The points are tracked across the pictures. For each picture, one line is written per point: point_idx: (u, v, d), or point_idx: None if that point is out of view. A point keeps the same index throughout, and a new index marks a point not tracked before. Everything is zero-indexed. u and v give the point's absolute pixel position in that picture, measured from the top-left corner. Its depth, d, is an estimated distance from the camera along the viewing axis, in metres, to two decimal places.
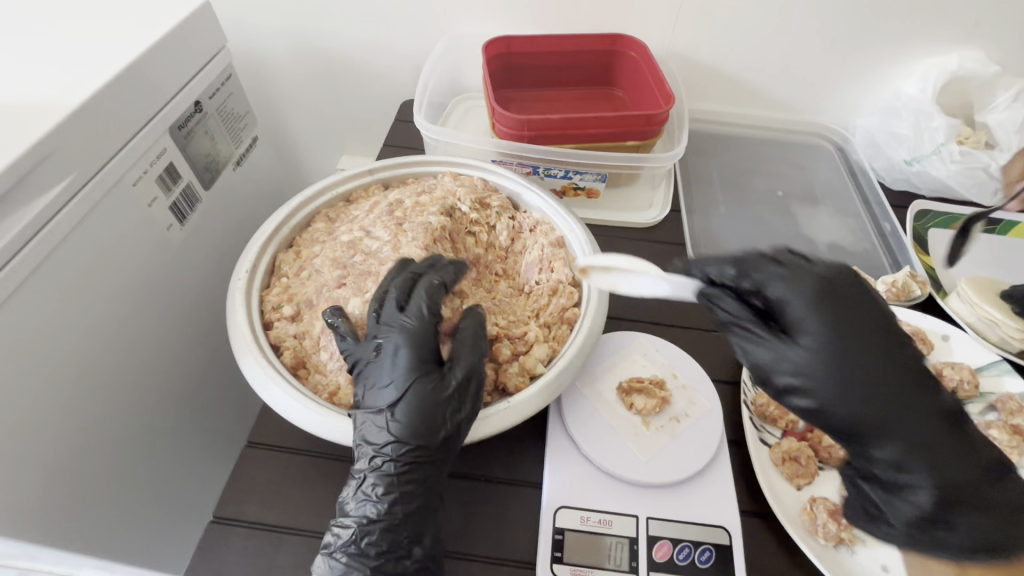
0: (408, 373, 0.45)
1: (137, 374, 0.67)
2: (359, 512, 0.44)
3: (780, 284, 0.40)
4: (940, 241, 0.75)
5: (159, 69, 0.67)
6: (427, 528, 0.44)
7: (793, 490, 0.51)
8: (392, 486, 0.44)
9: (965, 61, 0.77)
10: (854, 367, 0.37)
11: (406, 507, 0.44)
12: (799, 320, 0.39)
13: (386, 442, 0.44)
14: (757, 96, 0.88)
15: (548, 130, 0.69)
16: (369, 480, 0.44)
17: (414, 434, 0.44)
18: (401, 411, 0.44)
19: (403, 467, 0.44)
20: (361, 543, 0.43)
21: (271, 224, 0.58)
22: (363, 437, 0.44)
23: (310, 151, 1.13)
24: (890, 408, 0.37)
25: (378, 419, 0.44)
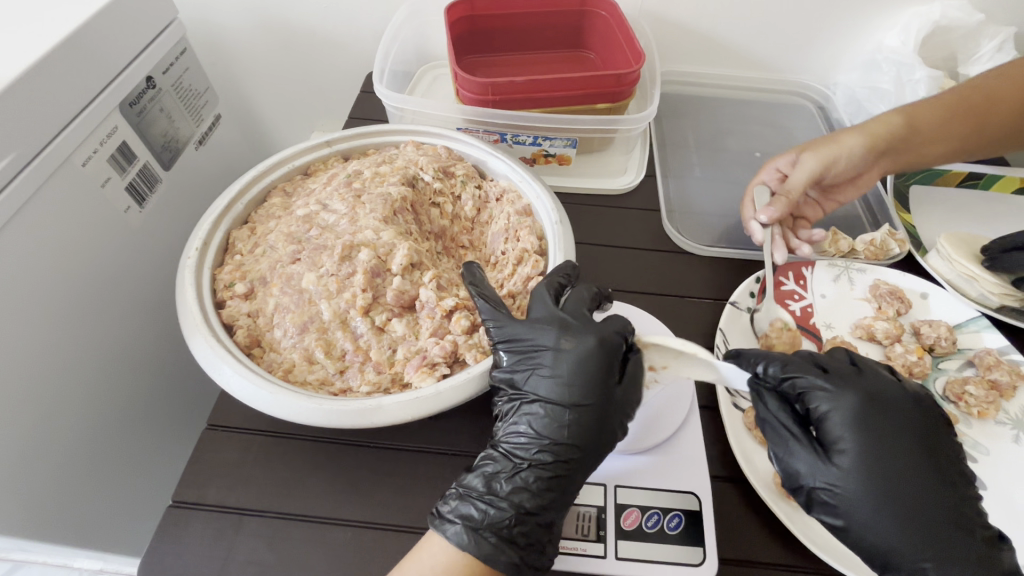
0: (592, 376, 0.43)
1: (95, 361, 0.65)
2: (511, 496, 0.41)
3: (836, 418, 0.43)
4: (921, 199, 0.74)
5: (102, 41, 0.64)
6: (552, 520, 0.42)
7: (766, 454, 0.49)
8: (531, 474, 0.42)
9: (949, 9, 0.73)
10: (892, 490, 0.40)
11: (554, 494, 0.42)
12: (838, 437, 0.42)
13: (557, 428, 0.43)
14: (735, 55, 0.85)
15: (513, 94, 0.66)
16: (539, 469, 0.42)
17: (550, 422, 0.43)
18: (556, 399, 0.43)
19: (578, 450, 0.42)
20: (507, 530, 0.40)
21: (223, 200, 0.56)
22: (522, 426, 0.44)
23: (279, 129, 1.10)
24: (883, 484, 0.40)
25: (544, 409, 0.44)
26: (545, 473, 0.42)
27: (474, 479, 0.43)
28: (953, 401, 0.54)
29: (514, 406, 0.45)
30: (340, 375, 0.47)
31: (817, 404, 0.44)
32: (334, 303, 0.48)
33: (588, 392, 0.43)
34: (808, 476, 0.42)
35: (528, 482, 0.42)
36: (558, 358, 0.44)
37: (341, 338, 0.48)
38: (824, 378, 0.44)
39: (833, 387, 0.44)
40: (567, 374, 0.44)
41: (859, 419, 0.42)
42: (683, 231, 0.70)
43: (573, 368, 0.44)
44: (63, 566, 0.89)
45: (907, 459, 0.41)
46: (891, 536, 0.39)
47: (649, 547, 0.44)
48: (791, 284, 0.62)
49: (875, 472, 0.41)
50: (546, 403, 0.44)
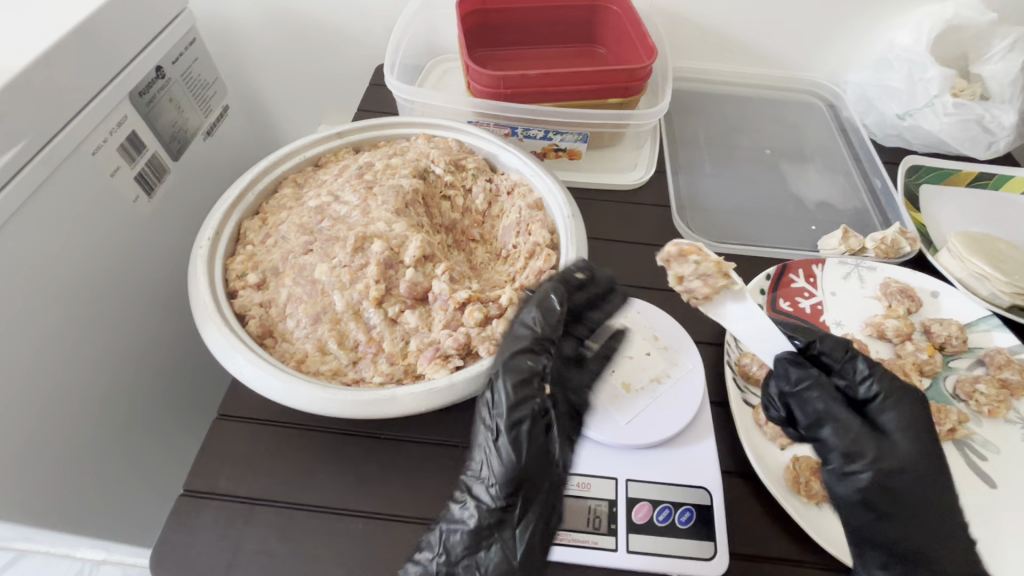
0: (522, 424, 0.38)
1: (103, 351, 0.65)
2: (463, 537, 0.39)
3: (842, 436, 0.41)
4: (932, 198, 0.74)
5: (112, 30, 0.63)
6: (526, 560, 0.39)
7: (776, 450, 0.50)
8: (477, 517, 0.39)
9: (962, 9, 0.74)
10: (927, 479, 0.41)
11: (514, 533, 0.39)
12: (854, 450, 0.41)
13: (507, 472, 0.38)
14: (746, 52, 0.85)
15: (524, 88, 0.66)
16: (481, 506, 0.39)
17: (500, 464, 0.38)
18: (500, 442, 0.38)
19: (513, 490, 0.38)
20: (456, 565, 0.39)
21: (235, 190, 0.56)
22: (480, 485, 0.39)
23: (286, 122, 1.10)
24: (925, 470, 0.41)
25: (487, 445, 0.39)
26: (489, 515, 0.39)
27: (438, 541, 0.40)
28: (963, 400, 0.54)
29: (485, 436, 0.39)
30: (352, 366, 0.47)
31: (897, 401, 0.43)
32: (347, 294, 0.48)
33: (525, 430, 0.38)
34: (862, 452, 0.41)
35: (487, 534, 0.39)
36: (501, 395, 0.39)
37: (353, 329, 0.48)
38: (820, 392, 0.42)
39: (831, 400, 0.42)
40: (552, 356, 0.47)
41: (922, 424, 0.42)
42: (693, 227, 0.70)
43: (515, 407, 0.38)
44: (68, 556, 0.90)
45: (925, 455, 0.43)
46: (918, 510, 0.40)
47: (661, 541, 0.44)
48: (801, 281, 0.62)
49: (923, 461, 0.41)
50: (487, 441, 0.39)
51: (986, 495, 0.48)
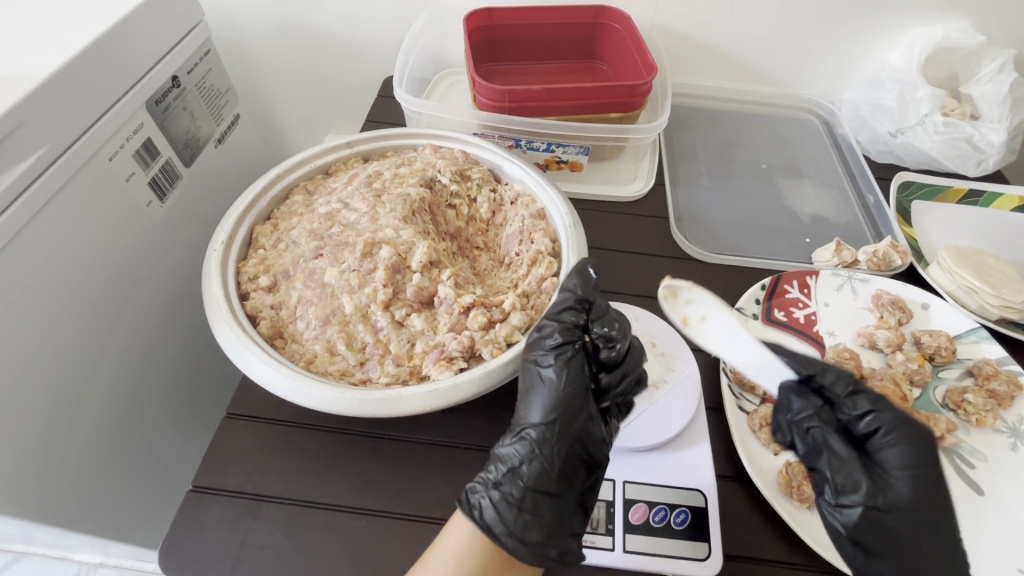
0: (566, 386, 0.44)
1: (115, 352, 0.67)
2: (524, 476, 0.43)
3: (896, 451, 0.42)
4: (923, 214, 0.76)
5: (133, 41, 0.66)
6: (558, 479, 0.43)
7: (770, 456, 0.51)
8: (538, 456, 0.43)
9: (951, 32, 0.76)
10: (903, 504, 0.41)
11: (556, 453, 0.43)
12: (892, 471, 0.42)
13: (562, 414, 0.43)
14: (743, 70, 0.88)
15: (528, 101, 0.68)
16: (535, 446, 0.43)
17: (555, 405, 0.44)
18: (553, 386, 0.44)
19: (563, 433, 0.43)
20: (517, 500, 0.42)
21: (248, 196, 0.58)
22: (530, 410, 0.45)
23: (294, 131, 1.12)
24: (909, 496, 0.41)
25: (544, 388, 0.44)
26: (544, 456, 0.43)
27: (500, 467, 0.44)
28: (953, 409, 0.55)
29: (540, 375, 0.45)
30: (360, 367, 0.49)
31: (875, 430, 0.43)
32: (356, 297, 0.50)
33: (568, 385, 0.44)
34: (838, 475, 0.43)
35: (540, 458, 0.43)
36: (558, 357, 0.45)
37: (361, 331, 0.50)
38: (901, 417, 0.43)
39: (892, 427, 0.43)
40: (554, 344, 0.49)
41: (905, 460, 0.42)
42: (691, 238, 0.72)
43: (568, 373, 0.44)
44: (67, 557, 0.90)
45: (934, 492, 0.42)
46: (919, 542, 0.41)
47: (657, 541, 0.45)
48: (795, 292, 0.64)
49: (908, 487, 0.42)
50: (538, 382, 0.45)
51: (973, 502, 0.50)
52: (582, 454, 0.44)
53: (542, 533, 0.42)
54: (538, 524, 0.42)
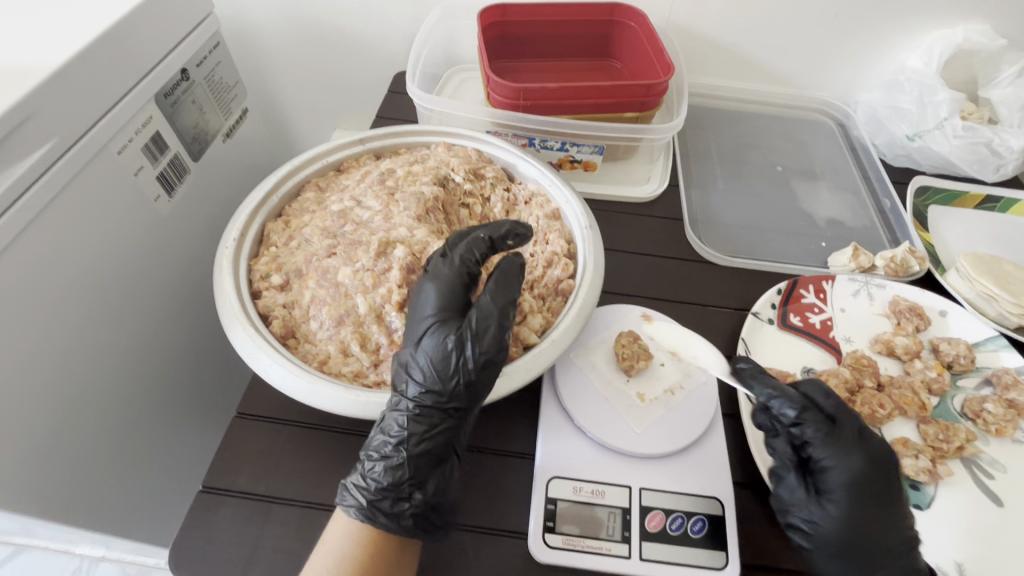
0: (436, 353, 0.44)
1: (124, 348, 0.66)
2: (389, 455, 0.43)
3: (838, 473, 0.43)
4: (940, 219, 0.75)
5: (142, 32, 0.65)
6: (423, 452, 0.43)
7: None
8: (408, 438, 0.43)
9: (971, 35, 0.75)
10: (862, 527, 0.42)
11: (427, 426, 0.43)
12: (833, 489, 0.43)
13: (434, 382, 0.43)
14: (759, 70, 0.87)
15: (544, 100, 0.67)
16: (403, 423, 0.43)
17: (433, 374, 0.43)
18: (427, 359, 0.44)
19: (440, 402, 0.43)
20: (379, 479, 0.42)
21: (260, 192, 0.57)
22: (407, 384, 0.44)
23: (302, 126, 1.11)
24: (864, 516, 0.42)
25: (418, 360, 0.44)
26: (408, 429, 0.43)
27: (377, 453, 0.43)
28: (971, 418, 0.55)
29: (409, 352, 0.45)
30: (374, 368, 0.48)
31: (820, 456, 0.44)
32: (370, 297, 0.49)
33: (438, 350, 0.43)
34: (797, 505, 0.44)
35: (417, 436, 0.43)
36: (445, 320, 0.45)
37: (376, 332, 0.49)
38: (831, 430, 0.44)
39: (838, 447, 0.43)
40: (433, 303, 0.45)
41: (860, 481, 0.42)
42: (705, 240, 0.71)
43: (432, 345, 0.44)
44: (69, 551, 0.90)
45: (889, 511, 0.43)
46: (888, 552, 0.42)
47: (673, 549, 0.44)
48: (811, 297, 0.63)
49: (861, 509, 0.42)
50: (411, 358, 0.44)
51: (992, 512, 0.49)
52: (450, 423, 0.44)
53: (403, 508, 0.42)
54: (393, 499, 0.42)
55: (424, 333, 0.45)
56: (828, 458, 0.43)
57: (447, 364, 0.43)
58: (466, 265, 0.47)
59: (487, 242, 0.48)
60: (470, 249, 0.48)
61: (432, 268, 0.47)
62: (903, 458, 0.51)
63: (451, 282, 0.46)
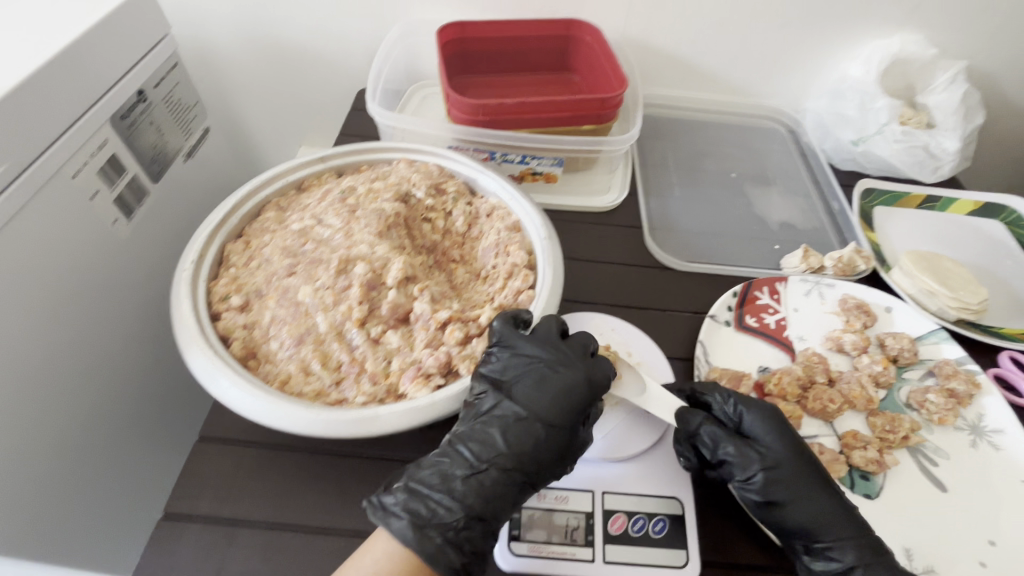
0: (560, 410, 0.46)
1: (84, 376, 0.65)
2: (463, 498, 0.43)
3: (757, 428, 0.49)
4: (885, 219, 0.79)
5: (97, 56, 0.65)
6: (499, 502, 0.43)
7: None
8: (482, 479, 0.44)
9: (906, 44, 0.80)
10: (796, 471, 0.47)
11: (517, 477, 0.44)
12: (760, 443, 0.49)
13: (530, 437, 0.45)
14: (712, 80, 0.90)
15: (502, 114, 0.69)
16: (485, 472, 0.44)
17: (533, 432, 0.45)
18: (535, 411, 0.46)
19: (536, 459, 0.45)
20: (453, 526, 0.42)
21: (219, 213, 0.57)
22: (489, 445, 0.45)
23: (266, 144, 1.11)
24: (790, 459, 0.48)
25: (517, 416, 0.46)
26: (496, 477, 0.44)
27: (447, 496, 0.43)
28: (916, 409, 0.58)
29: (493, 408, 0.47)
30: (335, 386, 0.48)
31: (741, 420, 0.50)
32: (330, 315, 0.49)
33: (563, 409, 0.46)
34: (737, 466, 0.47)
35: (490, 496, 0.43)
36: (547, 384, 0.47)
37: (336, 350, 0.49)
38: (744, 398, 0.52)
39: (752, 404, 0.51)
40: (554, 396, 0.47)
41: (776, 428, 0.49)
42: (665, 247, 0.73)
43: (557, 395, 0.47)
44: None
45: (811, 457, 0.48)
46: (822, 496, 0.46)
47: (635, 550, 0.45)
48: (765, 298, 0.66)
49: (787, 456, 0.48)
50: (506, 414, 0.46)
51: (935, 497, 0.51)
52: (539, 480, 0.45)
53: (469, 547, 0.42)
54: (461, 542, 0.41)
55: (531, 400, 0.47)
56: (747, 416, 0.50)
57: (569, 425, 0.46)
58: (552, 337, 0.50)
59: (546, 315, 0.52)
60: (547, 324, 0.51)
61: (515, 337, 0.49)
62: (853, 450, 0.53)
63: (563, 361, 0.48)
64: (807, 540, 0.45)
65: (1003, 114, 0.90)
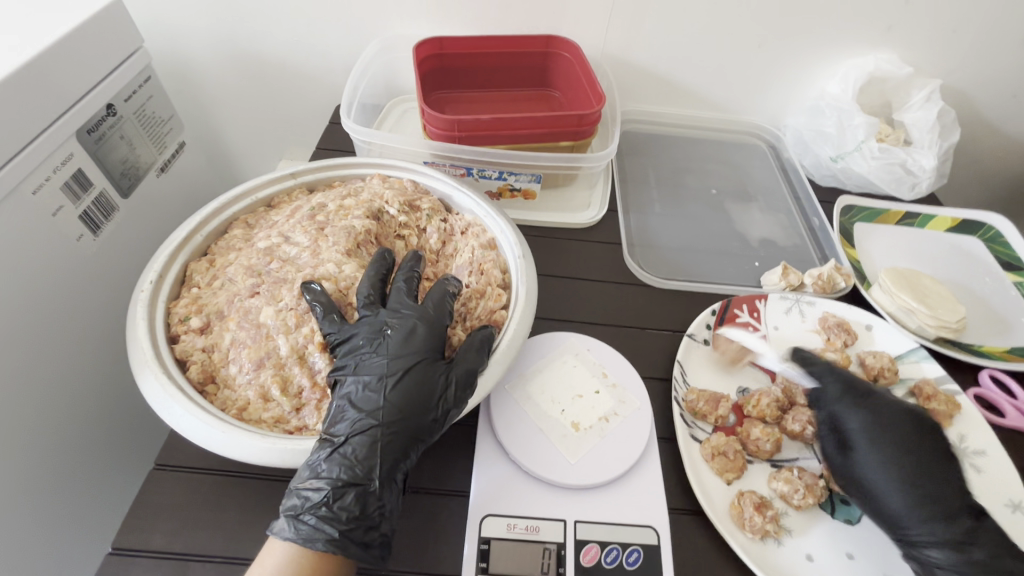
0: (411, 355, 0.46)
1: (41, 398, 0.63)
2: (330, 475, 0.41)
3: (858, 422, 0.50)
4: (864, 236, 0.78)
5: (63, 69, 0.63)
6: (367, 466, 0.42)
7: (763, 478, 0.53)
8: (344, 452, 0.42)
9: (881, 63, 0.81)
10: (901, 462, 0.47)
11: (381, 435, 0.43)
12: (858, 440, 0.50)
13: (379, 395, 0.44)
14: (693, 97, 0.90)
15: (478, 131, 0.68)
16: (349, 443, 0.42)
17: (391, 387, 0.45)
18: (370, 372, 0.45)
19: (397, 415, 0.44)
20: (333, 505, 0.40)
21: (182, 231, 0.55)
22: (346, 417, 0.44)
23: (244, 157, 1.09)
24: (893, 455, 0.48)
25: (363, 382, 0.45)
26: (359, 443, 0.42)
27: (314, 476, 0.41)
28: None
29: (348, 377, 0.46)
30: (295, 413, 0.47)
31: (848, 417, 0.51)
32: (292, 338, 0.48)
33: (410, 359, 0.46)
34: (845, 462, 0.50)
35: (372, 455, 0.42)
36: (378, 342, 0.47)
37: (297, 374, 0.47)
38: (851, 392, 0.53)
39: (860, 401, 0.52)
40: (392, 349, 0.46)
41: (875, 427, 0.50)
42: (644, 264, 0.72)
43: (395, 345, 0.47)
44: None
45: (921, 449, 0.48)
46: (925, 493, 0.46)
47: None
48: (745, 316, 0.65)
49: (891, 452, 0.48)
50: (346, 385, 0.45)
51: None
52: (409, 439, 0.44)
53: (348, 522, 0.40)
54: (339, 519, 0.40)
55: (392, 356, 0.46)
56: (855, 415, 0.51)
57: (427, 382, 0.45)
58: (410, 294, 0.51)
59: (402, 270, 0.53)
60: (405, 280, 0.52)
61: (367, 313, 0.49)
62: (832, 474, 0.52)
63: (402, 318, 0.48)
64: (910, 537, 0.46)
65: (978, 132, 0.91)
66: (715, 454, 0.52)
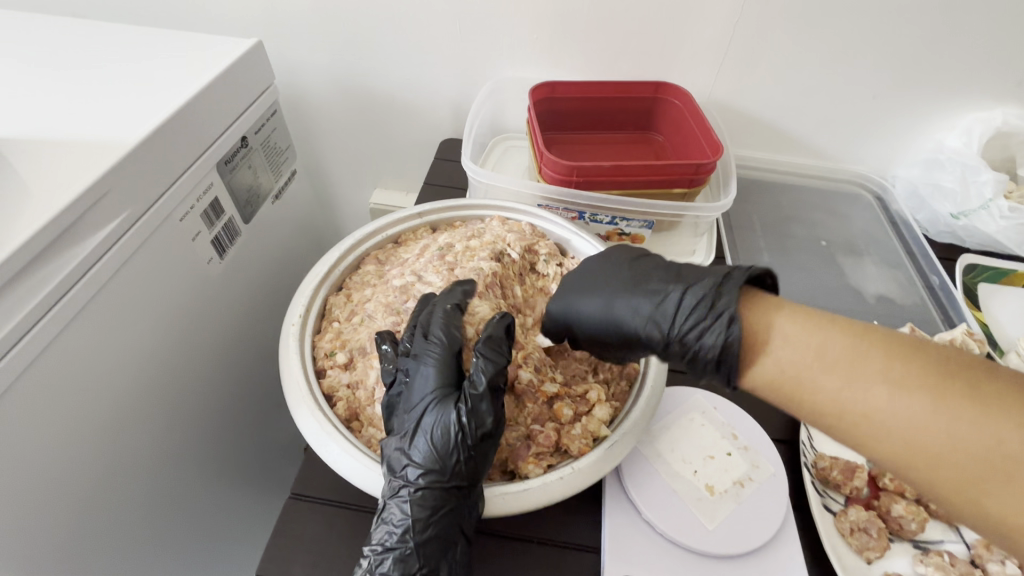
0: (435, 397, 0.45)
1: (172, 414, 0.66)
2: (377, 540, 0.43)
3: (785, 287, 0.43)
4: (991, 298, 0.74)
5: (213, 106, 0.68)
6: (413, 527, 0.42)
7: (907, 561, 0.49)
8: (387, 514, 0.43)
9: (1009, 118, 0.78)
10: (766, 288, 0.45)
11: (425, 495, 0.43)
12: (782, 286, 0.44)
13: (416, 447, 0.44)
14: (798, 144, 0.89)
15: (597, 176, 0.69)
16: (392, 506, 0.43)
17: (434, 437, 0.44)
18: (410, 421, 0.45)
19: (438, 468, 0.43)
20: (376, 571, 0.42)
21: (323, 266, 0.58)
22: (407, 469, 0.43)
23: (341, 185, 1.14)
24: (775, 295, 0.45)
25: (404, 434, 0.44)
26: (402, 504, 0.42)
27: (381, 546, 0.42)
28: None
29: (397, 428, 0.46)
30: None
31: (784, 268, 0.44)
32: None
33: (438, 401, 0.45)
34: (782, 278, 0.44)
35: (418, 515, 0.42)
36: (411, 386, 0.46)
37: None
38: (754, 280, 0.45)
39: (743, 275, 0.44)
40: (427, 388, 0.45)
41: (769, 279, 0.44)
42: None
43: (425, 386, 0.45)
44: None
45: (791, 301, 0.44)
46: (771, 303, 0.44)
47: None
48: None
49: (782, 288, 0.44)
50: (394, 439, 0.45)
51: None
52: (448, 493, 0.43)
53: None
54: None
55: (424, 404, 0.45)
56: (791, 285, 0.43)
57: (451, 428, 0.43)
58: (449, 327, 0.47)
59: (455, 308, 0.49)
60: (445, 313, 0.48)
61: (415, 351, 0.47)
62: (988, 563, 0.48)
63: (443, 358, 0.46)
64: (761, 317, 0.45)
65: None
66: (855, 529, 0.50)
